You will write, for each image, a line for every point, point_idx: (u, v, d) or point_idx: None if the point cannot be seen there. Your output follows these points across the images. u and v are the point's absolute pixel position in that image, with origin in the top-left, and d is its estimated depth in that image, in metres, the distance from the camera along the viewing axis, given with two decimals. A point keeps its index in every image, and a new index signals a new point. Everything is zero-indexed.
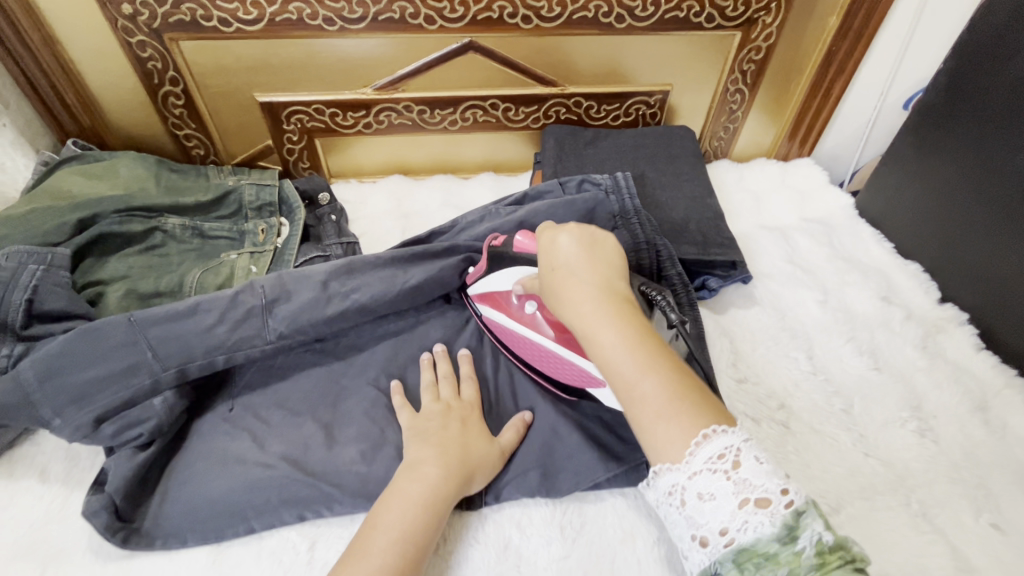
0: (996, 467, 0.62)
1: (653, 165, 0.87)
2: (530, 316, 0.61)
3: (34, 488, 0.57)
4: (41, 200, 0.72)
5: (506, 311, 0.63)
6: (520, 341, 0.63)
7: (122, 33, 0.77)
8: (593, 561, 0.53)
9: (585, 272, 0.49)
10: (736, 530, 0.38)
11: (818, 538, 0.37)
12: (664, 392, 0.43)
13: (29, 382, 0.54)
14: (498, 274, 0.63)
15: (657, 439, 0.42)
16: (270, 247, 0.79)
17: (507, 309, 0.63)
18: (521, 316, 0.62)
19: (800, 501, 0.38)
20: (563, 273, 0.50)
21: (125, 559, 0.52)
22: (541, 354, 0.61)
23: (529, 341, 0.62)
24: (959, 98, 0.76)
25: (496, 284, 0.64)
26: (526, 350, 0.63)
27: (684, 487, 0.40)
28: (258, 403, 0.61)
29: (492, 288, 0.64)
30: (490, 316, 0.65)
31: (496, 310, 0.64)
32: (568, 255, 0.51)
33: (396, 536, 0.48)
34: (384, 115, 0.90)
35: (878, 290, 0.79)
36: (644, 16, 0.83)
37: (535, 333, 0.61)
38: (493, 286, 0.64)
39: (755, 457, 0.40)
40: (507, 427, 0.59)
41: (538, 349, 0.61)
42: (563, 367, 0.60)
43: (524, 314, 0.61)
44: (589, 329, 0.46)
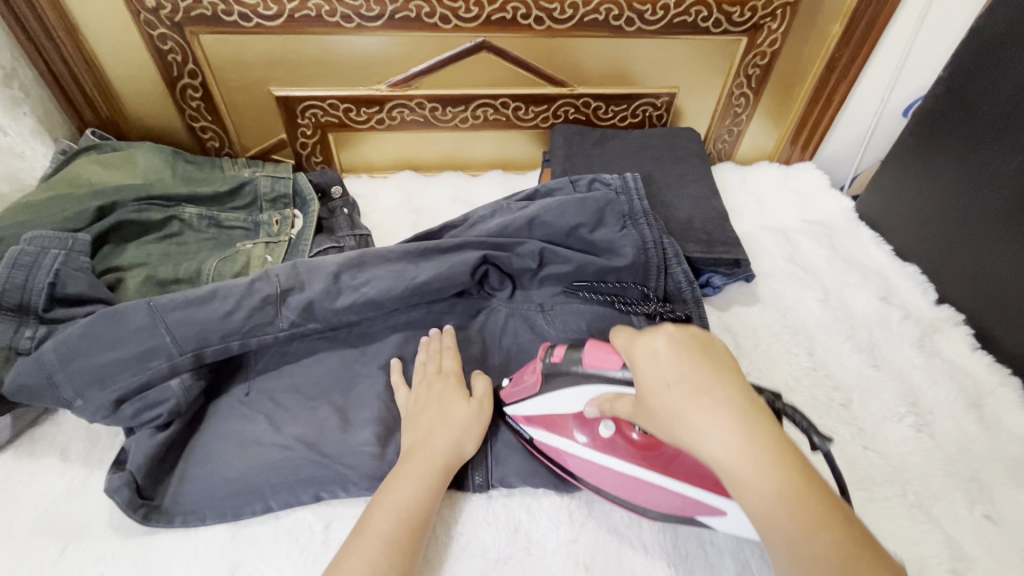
0: (990, 461, 0.64)
1: (659, 165, 0.90)
2: (606, 441, 0.54)
3: (55, 466, 0.58)
4: (61, 187, 0.74)
5: (574, 440, 0.55)
6: (596, 470, 0.55)
7: (144, 25, 0.78)
8: (600, 545, 0.55)
9: (722, 399, 0.38)
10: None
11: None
12: (837, 551, 0.34)
13: (54, 361, 0.56)
14: (561, 397, 0.55)
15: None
16: (285, 238, 0.80)
17: (572, 433, 0.56)
18: (595, 441, 0.54)
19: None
20: (699, 401, 0.39)
21: (146, 535, 0.54)
22: (625, 483, 0.54)
23: (608, 469, 0.54)
24: (958, 106, 0.78)
25: (553, 407, 0.56)
26: (606, 480, 0.55)
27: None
28: (273, 388, 0.63)
29: (550, 411, 0.56)
30: (549, 444, 0.57)
31: (558, 436, 0.56)
32: (698, 378, 0.39)
33: (405, 511, 0.50)
34: (397, 112, 0.92)
35: (877, 290, 0.82)
36: (654, 20, 0.85)
37: (615, 458, 0.53)
38: (552, 410, 0.56)
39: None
40: (478, 377, 0.62)
41: (621, 477, 0.54)
42: (657, 495, 0.53)
43: (597, 438, 0.54)
44: (734, 467, 0.37)
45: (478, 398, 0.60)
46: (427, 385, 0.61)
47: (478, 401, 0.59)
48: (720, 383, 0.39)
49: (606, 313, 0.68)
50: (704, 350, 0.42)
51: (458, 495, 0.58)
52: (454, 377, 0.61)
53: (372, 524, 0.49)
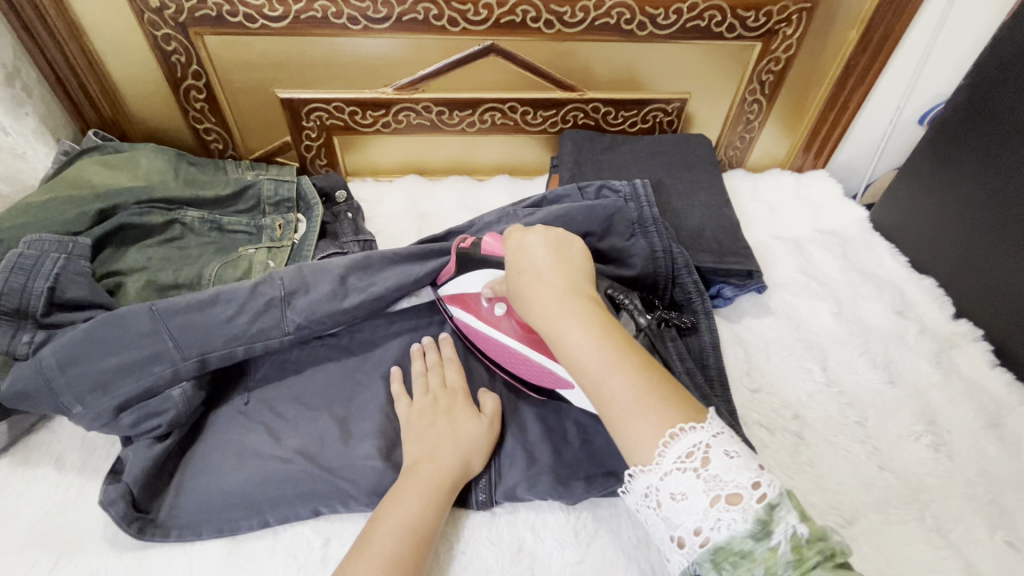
0: (1011, 484, 0.62)
1: (670, 172, 0.88)
2: (498, 318, 0.60)
3: (50, 475, 0.57)
4: (62, 189, 0.73)
5: (476, 315, 0.61)
6: (491, 344, 0.61)
7: (148, 26, 0.77)
8: (606, 567, 0.53)
9: (550, 279, 0.49)
10: (709, 529, 0.39)
11: (793, 531, 0.37)
12: (634, 386, 0.43)
13: (53, 367, 0.54)
14: (468, 276, 0.61)
15: (629, 434, 0.42)
16: (288, 243, 0.79)
17: (475, 310, 0.61)
18: (489, 318, 0.60)
19: (773, 495, 0.38)
20: (531, 278, 0.49)
21: (140, 549, 0.53)
22: (509, 356, 0.60)
23: (497, 343, 0.60)
24: (979, 114, 0.76)
25: (465, 286, 0.62)
26: (496, 352, 0.62)
27: (657, 489, 0.41)
28: (274, 397, 0.61)
29: (463, 289, 0.62)
30: (460, 316, 0.64)
31: (464, 311, 0.63)
32: (538, 262, 0.50)
33: (406, 530, 0.49)
34: (403, 115, 0.90)
35: (892, 303, 0.80)
36: (666, 24, 0.83)
37: (502, 335, 0.59)
38: (461, 287, 0.62)
39: (726, 454, 0.40)
40: (488, 394, 0.60)
41: (505, 350, 0.60)
42: (532, 369, 0.59)
43: (492, 315, 0.60)
44: (554, 329, 0.46)
45: (492, 420, 0.58)
46: (426, 399, 0.59)
47: (489, 418, 0.58)
48: (553, 269, 0.50)
49: None
50: (553, 245, 0.52)
51: (461, 511, 0.57)
52: (463, 391, 0.60)
53: (374, 540, 0.48)
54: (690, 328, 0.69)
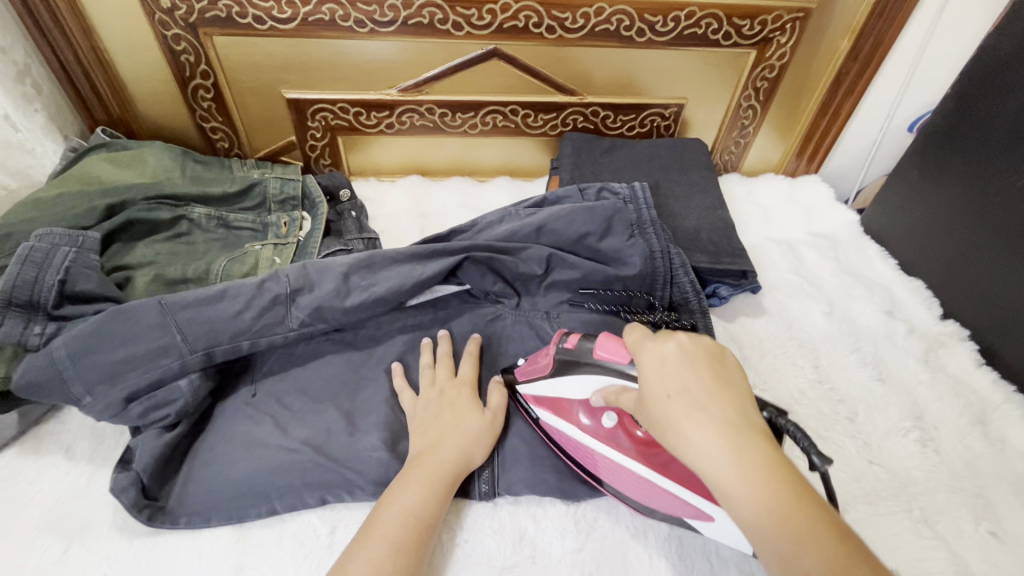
0: (995, 478, 0.64)
1: (667, 175, 0.90)
2: (607, 431, 0.55)
3: (60, 464, 0.58)
4: (70, 185, 0.74)
5: (577, 426, 0.57)
6: (597, 460, 0.56)
7: (158, 26, 0.79)
8: (605, 554, 0.55)
9: (717, 416, 0.39)
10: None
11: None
12: None
13: (64, 358, 0.55)
14: (569, 382, 0.57)
15: None
16: (293, 240, 0.80)
17: (576, 421, 0.57)
18: (596, 430, 0.56)
19: None
20: (689, 409, 0.40)
21: (149, 536, 0.54)
22: (621, 475, 0.55)
23: (606, 459, 0.55)
24: (964, 124, 0.79)
25: (564, 391, 0.58)
26: (604, 470, 0.56)
27: None
28: (280, 389, 0.63)
29: (559, 394, 0.58)
30: (556, 428, 0.59)
31: (564, 422, 0.58)
32: (693, 388, 0.41)
33: (411, 516, 0.50)
34: (406, 116, 0.92)
35: (882, 304, 0.82)
36: (664, 31, 0.86)
37: (614, 450, 0.55)
38: (559, 393, 0.58)
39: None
40: (495, 390, 0.62)
41: (618, 469, 0.55)
42: (652, 491, 0.53)
43: (600, 428, 0.56)
44: (727, 485, 0.37)
45: (496, 414, 0.60)
46: (429, 393, 0.61)
47: (493, 414, 0.60)
48: (717, 401, 0.40)
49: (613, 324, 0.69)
50: (708, 366, 0.42)
51: (463, 501, 0.58)
52: (470, 385, 0.62)
53: (378, 525, 0.49)
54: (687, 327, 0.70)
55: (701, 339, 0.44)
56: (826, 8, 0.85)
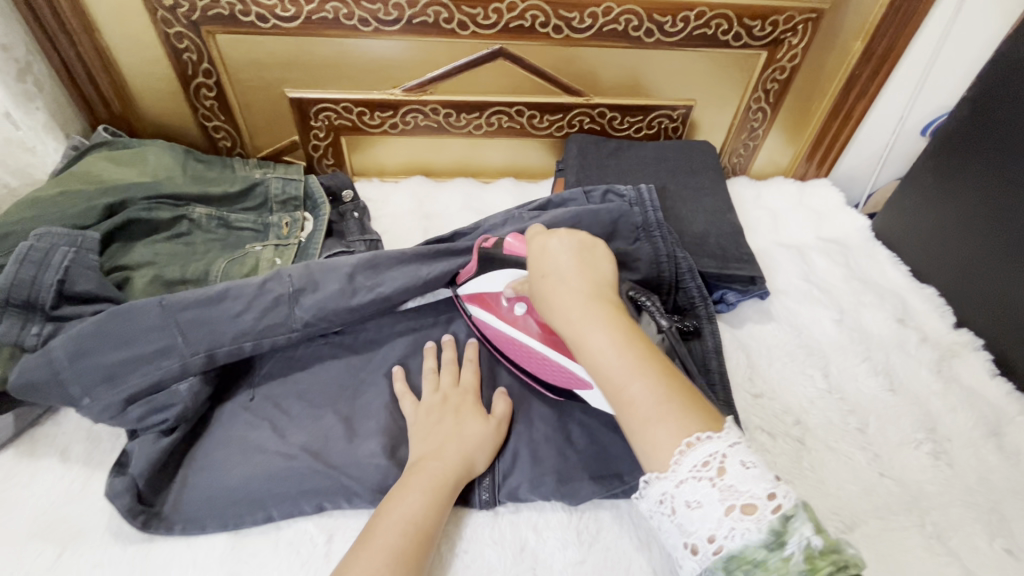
0: (1011, 493, 0.62)
1: (675, 178, 0.89)
2: (519, 317, 0.61)
3: (55, 467, 0.57)
4: (71, 184, 0.73)
5: (496, 313, 0.63)
6: (512, 345, 0.62)
7: (161, 23, 0.78)
8: (608, 567, 0.53)
9: (576, 286, 0.49)
10: (724, 537, 0.39)
11: (807, 542, 0.37)
12: (653, 394, 0.43)
13: (62, 358, 0.55)
14: (488, 275, 0.63)
15: (649, 443, 0.42)
16: (294, 241, 0.79)
17: (496, 310, 0.63)
18: (509, 317, 0.62)
19: (787, 506, 0.38)
20: (557, 282, 0.50)
21: (144, 542, 0.53)
22: (528, 355, 0.61)
23: (518, 343, 0.61)
24: (979, 128, 0.77)
25: (487, 285, 0.63)
26: (516, 353, 0.63)
27: (672, 495, 0.41)
28: (279, 394, 0.62)
29: (483, 288, 0.64)
30: (481, 318, 0.65)
31: (486, 310, 0.64)
32: (562, 264, 0.51)
33: (408, 524, 0.49)
34: (410, 116, 0.91)
35: (894, 312, 0.80)
36: (673, 32, 0.84)
37: (522, 333, 0.61)
38: (482, 286, 0.64)
39: (741, 463, 0.40)
40: (501, 398, 0.61)
41: (526, 351, 0.61)
42: (551, 369, 0.60)
43: (513, 315, 0.62)
44: (578, 336, 0.47)
45: (500, 423, 0.59)
46: (430, 397, 0.60)
47: (497, 422, 0.59)
48: (578, 276, 0.50)
49: None
50: (577, 249, 0.53)
51: (464, 510, 0.57)
52: (473, 391, 0.61)
53: (376, 535, 0.48)
54: (694, 332, 0.68)
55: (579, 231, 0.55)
56: (839, 8, 0.84)
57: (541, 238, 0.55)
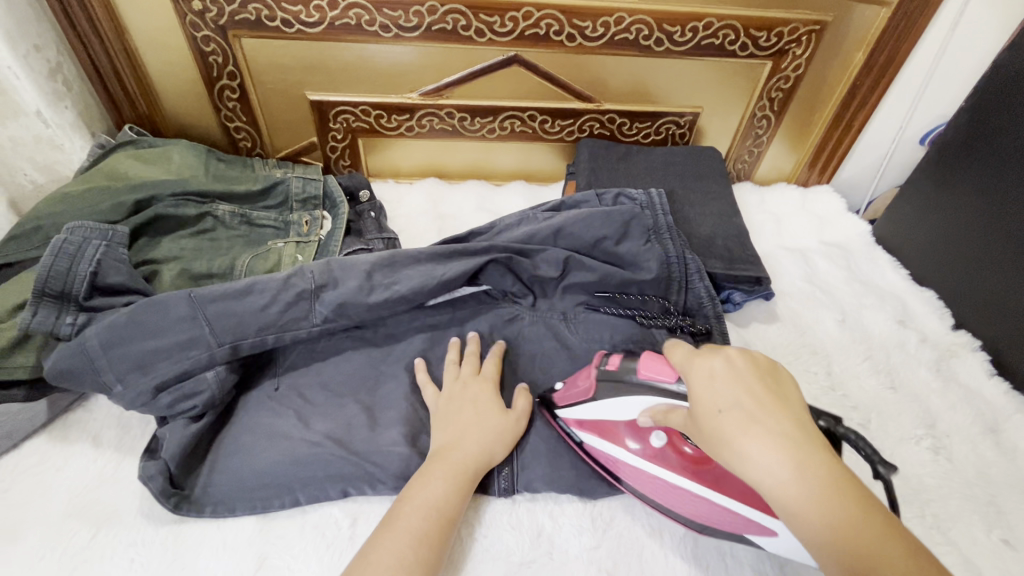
0: (1008, 487, 0.64)
1: (682, 182, 0.91)
2: (658, 451, 0.55)
3: (88, 451, 0.59)
4: (99, 180, 0.76)
5: (626, 449, 0.56)
6: (649, 482, 0.56)
7: (188, 27, 0.81)
8: (622, 552, 0.56)
9: (773, 431, 0.39)
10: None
11: None
12: None
13: (96, 346, 0.57)
14: (608, 405, 0.56)
15: None
16: (314, 239, 0.82)
17: (623, 443, 0.57)
18: (645, 451, 0.55)
19: None
20: (749, 434, 0.39)
21: (175, 524, 0.55)
22: (675, 495, 0.54)
23: (659, 480, 0.55)
24: (979, 137, 0.80)
25: (609, 414, 0.57)
26: (658, 492, 0.55)
27: None
28: (302, 384, 0.64)
29: (605, 418, 0.58)
30: (601, 450, 0.58)
31: (610, 444, 0.57)
32: (744, 403, 0.41)
33: (430, 507, 0.51)
34: (426, 120, 0.94)
35: (894, 314, 0.83)
36: (682, 41, 0.87)
37: (665, 469, 0.54)
38: (602, 416, 0.57)
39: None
40: (521, 395, 0.63)
41: (673, 489, 0.54)
42: (708, 510, 0.52)
43: (649, 448, 0.55)
44: (792, 506, 0.37)
45: (520, 418, 0.61)
46: (449, 389, 0.62)
47: (518, 415, 0.61)
48: (772, 414, 0.40)
49: (629, 327, 0.69)
50: (757, 379, 0.42)
51: (482, 497, 0.59)
52: (493, 383, 0.63)
53: (401, 518, 0.50)
54: (703, 333, 0.70)
55: (749, 354, 0.44)
56: (843, 21, 0.87)
57: (700, 361, 0.45)
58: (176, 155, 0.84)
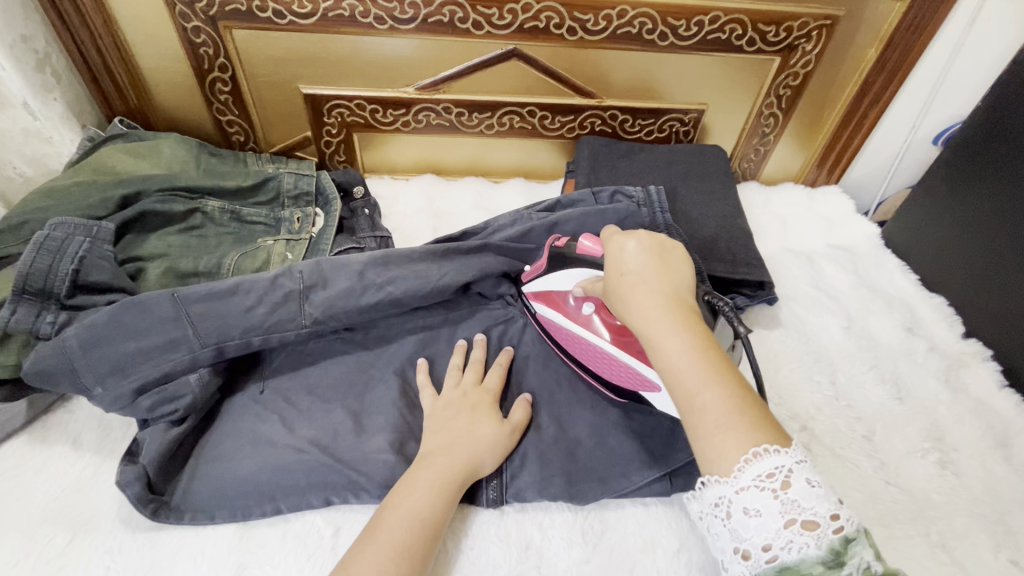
0: (1017, 504, 0.62)
1: (686, 181, 0.89)
2: (587, 317, 0.60)
3: (67, 454, 0.58)
4: (86, 175, 0.75)
5: (563, 312, 0.62)
6: (578, 344, 0.62)
7: (179, 17, 0.79)
8: (613, 568, 0.54)
9: (653, 281, 0.48)
10: (780, 547, 0.39)
11: (865, 565, 0.38)
12: (726, 404, 0.42)
13: (75, 347, 0.55)
14: (557, 274, 0.63)
15: (712, 448, 0.41)
16: (306, 236, 0.80)
17: (562, 308, 0.63)
18: (577, 316, 0.61)
19: (849, 528, 0.39)
20: (635, 280, 0.49)
21: (153, 531, 0.53)
22: (596, 354, 0.60)
23: (584, 341, 0.61)
24: (997, 137, 0.76)
25: (555, 283, 0.63)
26: (582, 351, 0.62)
27: (730, 501, 0.40)
28: (289, 388, 0.63)
29: (551, 287, 0.64)
30: (548, 314, 0.65)
31: (551, 309, 0.64)
32: (639, 260, 0.50)
33: (413, 518, 0.49)
34: (423, 115, 0.92)
35: (902, 320, 0.80)
36: (687, 36, 0.84)
37: (591, 333, 0.60)
38: (550, 285, 0.64)
39: (808, 482, 0.39)
40: (518, 406, 0.61)
41: (594, 350, 0.60)
42: (619, 370, 0.58)
43: (581, 314, 0.61)
44: (656, 334, 0.45)
45: (516, 429, 0.59)
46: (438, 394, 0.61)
47: (513, 426, 0.59)
48: (659, 269, 0.49)
49: None
50: (655, 247, 0.51)
51: (470, 508, 0.57)
52: (484, 389, 0.61)
53: (382, 529, 0.48)
54: None
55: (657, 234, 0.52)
56: (854, 15, 0.83)
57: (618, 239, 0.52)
58: (164, 149, 0.82)
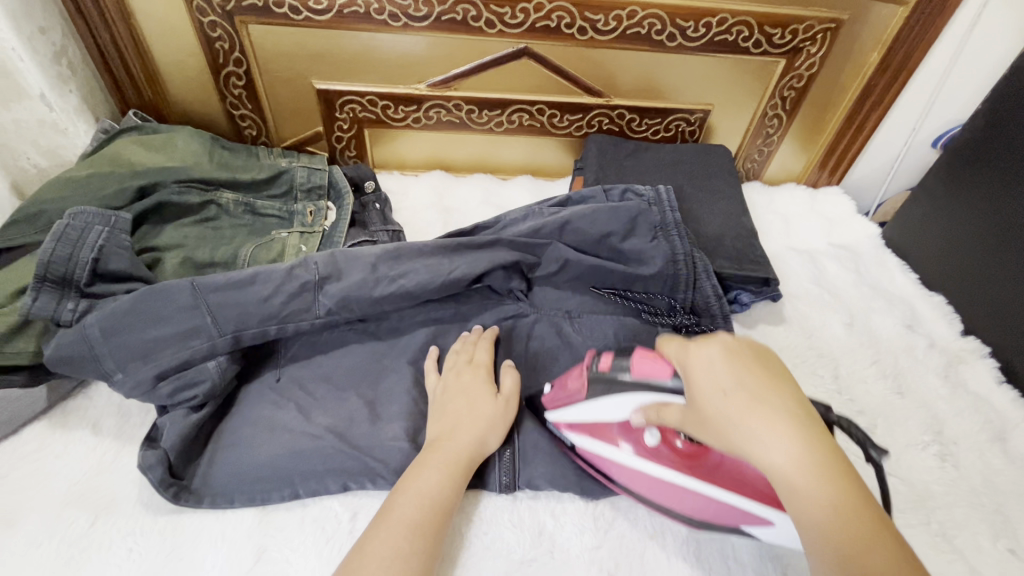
0: (1014, 495, 0.64)
1: (691, 179, 0.90)
2: (652, 449, 0.53)
3: (87, 438, 0.59)
4: (103, 166, 0.75)
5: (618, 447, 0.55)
6: (644, 481, 0.54)
7: (195, 12, 0.79)
8: (624, 552, 0.55)
9: (772, 408, 0.39)
10: None
11: None
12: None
13: (97, 333, 0.56)
14: (604, 405, 0.55)
15: None
16: (319, 229, 0.81)
17: (615, 440, 0.55)
18: (638, 448, 0.54)
19: None
20: (750, 412, 0.39)
21: (174, 514, 0.54)
22: (671, 491, 0.53)
23: (652, 478, 0.53)
24: (996, 139, 0.78)
25: (602, 414, 0.56)
26: (651, 489, 0.54)
27: None
28: (305, 376, 0.64)
29: (597, 418, 0.56)
30: (592, 451, 0.58)
31: (602, 443, 0.56)
32: (749, 387, 0.40)
33: (430, 503, 0.50)
34: (433, 111, 0.93)
35: (903, 318, 0.82)
36: (695, 37, 0.86)
37: (659, 468, 0.53)
38: (597, 416, 0.56)
39: None
40: (508, 372, 0.62)
41: (666, 487, 0.53)
42: (704, 505, 0.52)
43: (642, 446, 0.53)
44: (793, 475, 0.37)
45: (509, 399, 0.60)
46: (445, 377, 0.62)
47: (506, 399, 0.60)
48: (775, 393, 0.40)
49: (632, 324, 0.70)
50: (752, 359, 0.42)
51: (483, 493, 0.58)
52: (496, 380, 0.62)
53: (395, 510, 0.49)
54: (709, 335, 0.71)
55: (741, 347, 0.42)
56: (859, 19, 0.85)
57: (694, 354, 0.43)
58: (178, 141, 0.83)
